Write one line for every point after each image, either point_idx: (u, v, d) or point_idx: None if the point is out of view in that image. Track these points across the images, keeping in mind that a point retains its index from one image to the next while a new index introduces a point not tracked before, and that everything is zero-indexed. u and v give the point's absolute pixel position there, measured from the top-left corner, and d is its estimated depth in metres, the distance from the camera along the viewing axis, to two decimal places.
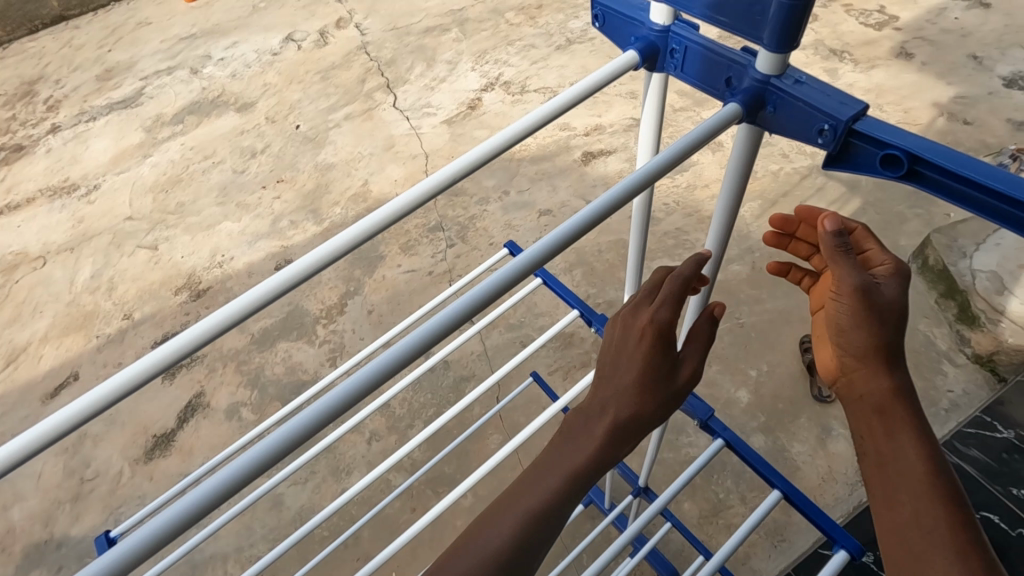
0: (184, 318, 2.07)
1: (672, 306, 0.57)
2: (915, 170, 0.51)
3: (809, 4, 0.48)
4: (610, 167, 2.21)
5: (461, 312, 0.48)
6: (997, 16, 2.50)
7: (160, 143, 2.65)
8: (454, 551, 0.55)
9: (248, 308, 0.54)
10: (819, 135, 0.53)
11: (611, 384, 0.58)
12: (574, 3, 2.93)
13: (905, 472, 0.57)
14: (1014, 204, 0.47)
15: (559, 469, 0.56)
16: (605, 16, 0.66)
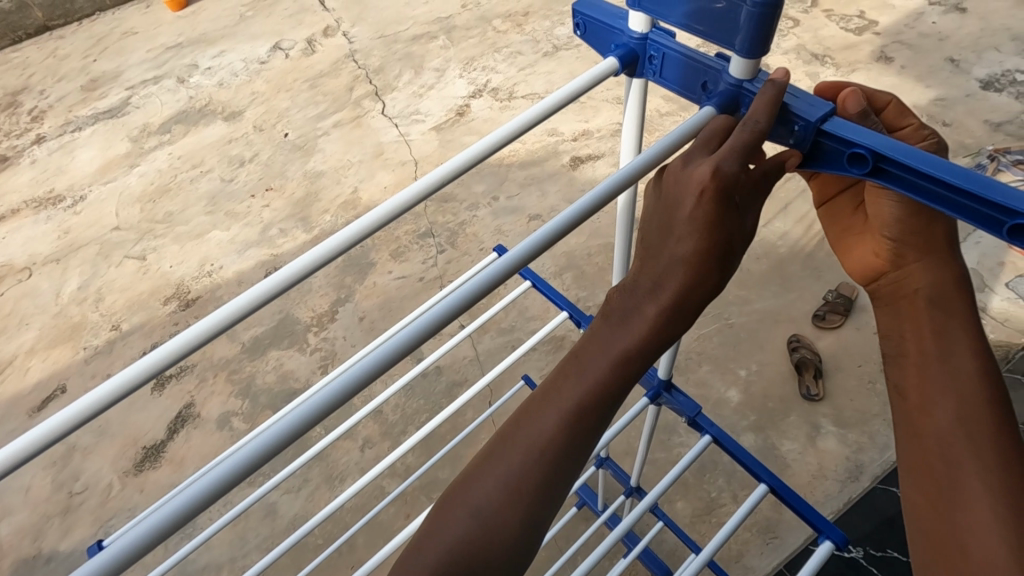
0: (173, 328, 2.06)
1: (732, 159, 0.50)
2: (880, 169, 0.52)
3: (777, 12, 0.50)
4: (598, 172, 2.24)
5: (449, 310, 0.49)
6: (973, 20, 2.56)
7: (147, 153, 2.63)
8: (502, 441, 0.53)
9: (237, 313, 0.56)
10: (790, 135, 0.55)
11: (664, 254, 0.52)
12: (560, 9, 2.95)
13: (956, 370, 0.67)
14: (977, 200, 0.47)
15: (609, 349, 0.52)
16: (586, 24, 0.67)
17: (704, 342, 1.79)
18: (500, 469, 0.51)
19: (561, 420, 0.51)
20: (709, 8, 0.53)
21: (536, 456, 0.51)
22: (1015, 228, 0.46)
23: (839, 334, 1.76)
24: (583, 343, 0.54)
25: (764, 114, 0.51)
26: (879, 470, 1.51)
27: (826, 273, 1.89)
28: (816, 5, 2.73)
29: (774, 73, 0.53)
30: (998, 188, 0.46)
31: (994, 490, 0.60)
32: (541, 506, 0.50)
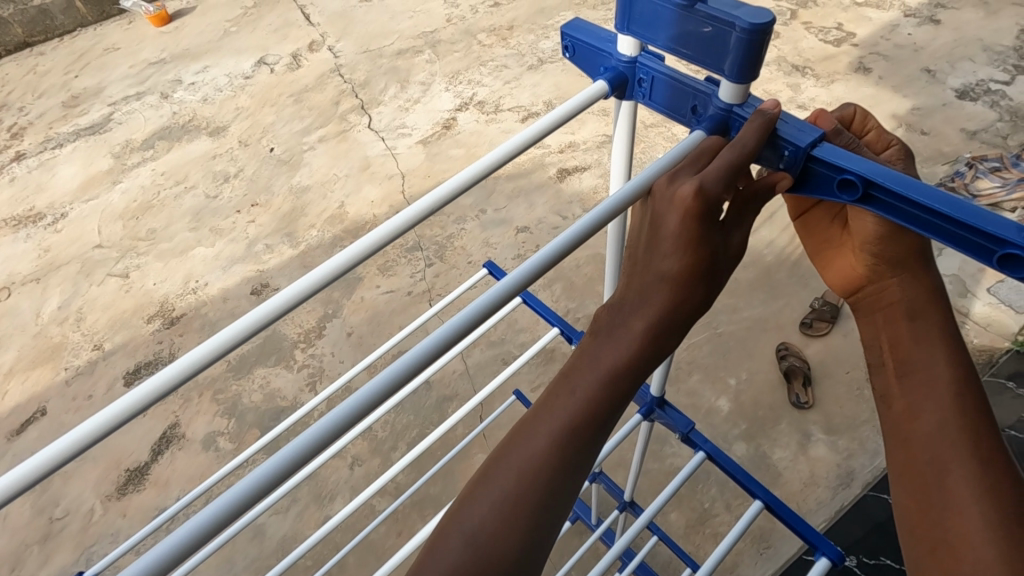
0: (156, 347, 2.03)
1: (715, 180, 0.50)
2: (869, 195, 0.52)
3: (766, 38, 0.51)
4: (585, 184, 2.25)
5: (450, 334, 0.48)
6: (946, 31, 2.62)
7: (129, 170, 2.60)
8: (493, 462, 0.52)
9: (231, 341, 0.51)
10: (779, 160, 0.56)
11: (650, 269, 0.52)
12: (544, 23, 2.98)
13: (936, 375, 0.67)
14: (966, 228, 0.47)
15: (600, 367, 0.52)
16: (575, 47, 0.67)
17: (694, 352, 1.79)
18: (493, 491, 0.50)
19: (553, 438, 0.51)
20: (698, 32, 0.53)
21: (529, 475, 0.50)
22: (1005, 256, 0.46)
23: (826, 341, 1.78)
24: (572, 361, 0.53)
25: (753, 139, 0.52)
26: (869, 476, 1.52)
27: (812, 281, 1.91)
28: (795, 17, 2.78)
29: (765, 103, 0.54)
30: (987, 218, 0.46)
31: (977, 494, 0.60)
32: (536, 526, 0.49)
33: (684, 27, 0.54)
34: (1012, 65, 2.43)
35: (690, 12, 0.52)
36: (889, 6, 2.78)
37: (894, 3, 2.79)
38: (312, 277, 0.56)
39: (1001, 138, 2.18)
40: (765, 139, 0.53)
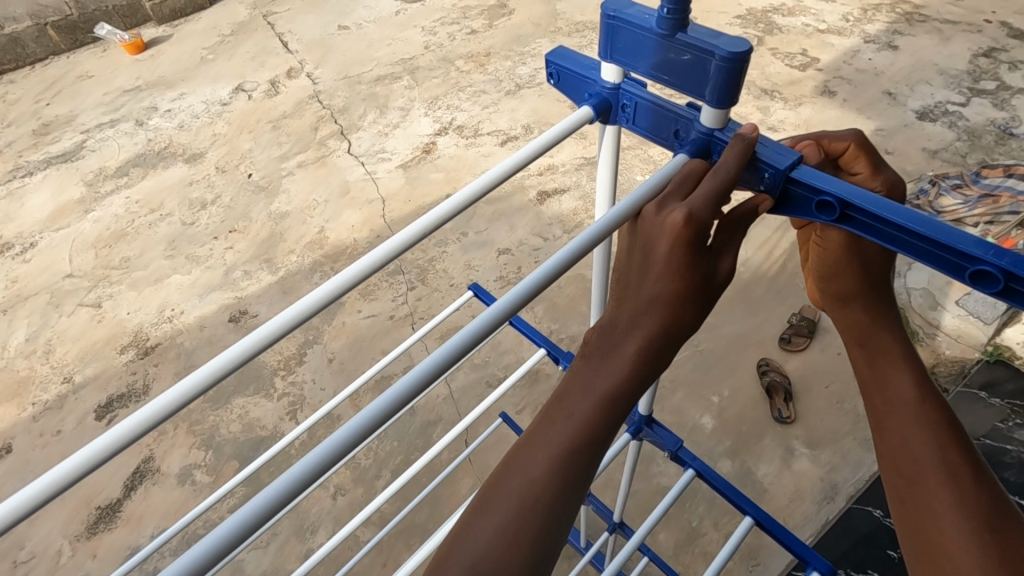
0: (130, 378, 1.97)
1: (704, 205, 0.50)
2: (846, 215, 0.54)
3: (745, 67, 0.53)
4: (564, 206, 2.28)
5: (449, 355, 0.46)
6: (904, 56, 2.75)
7: (102, 198, 2.56)
8: (491, 488, 0.52)
9: (221, 370, 0.48)
10: (759, 182, 0.57)
11: (638, 294, 0.52)
12: (520, 50, 3.04)
13: (899, 390, 0.68)
14: (939, 245, 0.49)
15: (594, 392, 0.52)
16: (560, 73, 0.69)
17: (677, 370, 1.81)
18: (492, 518, 0.49)
19: (550, 462, 0.50)
20: (679, 61, 0.55)
21: (528, 500, 0.50)
22: (976, 272, 0.48)
23: (805, 356, 1.81)
24: (564, 384, 0.54)
25: (734, 163, 0.53)
26: (853, 489, 1.53)
27: (789, 296, 1.94)
28: (762, 44, 2.90)
29: (743, 127, 0.55)
30: (956, 237, 0.48)
31: (950, 504, 0.60)
32: (541, 552, 0.49)
33: (666, 55, 0.56)
34: (967, 87, 2.55)
35: (672, 42, 0.54)
36: (849, 33, 2.91)
37: (854, 30, 2.92)
38: (304, 302, 0.53)
39: (961, 157, 2.28)
40: (746, 162, 0.54)
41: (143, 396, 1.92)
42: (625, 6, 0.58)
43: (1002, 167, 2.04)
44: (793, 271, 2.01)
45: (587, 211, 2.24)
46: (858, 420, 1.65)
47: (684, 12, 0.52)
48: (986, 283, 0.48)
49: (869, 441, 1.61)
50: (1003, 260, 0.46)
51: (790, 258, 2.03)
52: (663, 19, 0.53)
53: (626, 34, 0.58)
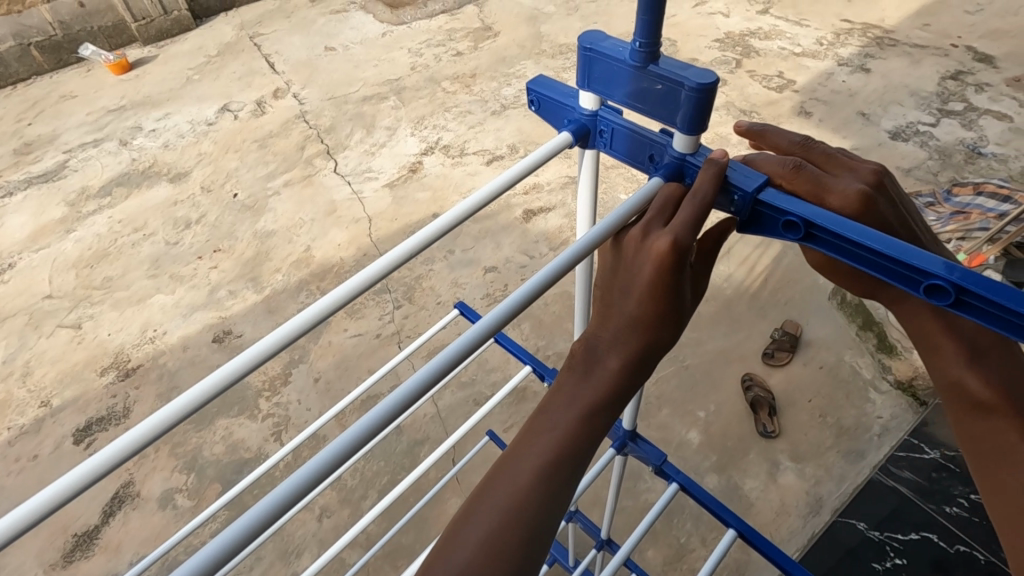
0: (110, 401, 1.93)
1: (686, 230, 0.52)
2: (811, 234, 0.56)
3: (713, 96, 0.55)
4: (550, 224, 2.30)
5: (440, 367, 0.46)
6: (876, 78, 2.84)
7: (85, 217, 2.53)
8: (476, 496, 0.52)
9: (201, 398, 0.46)
10: (730, 204, 0.59)
11: (621, 312, 0.55)
12: (505, 71, 3.09)
13: (951, 380, 0.62)
14: (900, 263, 0.51)
15: (578, 404, 0.54)
16: (540, 100, 0.71)
17: (663, 386, 1.82)
18: (477, 525, 0.50)
19: (536, 470, 0.52)
20: (652, 90, 0.58)
21: (515, 509, 0.50)
22: (929, 287, 0.50)
23: (788, 370, 1.83)
24: (550, 396, 0.55)
25: (708, 188, 0.54)
26: (838, 503, 1.54)
27: (770, 312, 1.98)
28: (740, 66, 2.98)
29: (713, 152, 0.57)
30: (912, 254, 0.50)
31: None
32: (524, 561, 0.49)
33: (639, 84, 0.58)
34: (937, 108, 2.65)
35: (645, 72, 0.57)
36: (823, 56, 3.00)
37: (828, 53, 3.02)
38: (288, 326, 0.52)
39: (933, 175, 2.35)
40: (718, 186, 0.56)
41: (124, 419, 1.88)
42: (600, 39, 0.60)
43: (972, 185, 2.13)
44: (774, 287, 2.04)
45: (573, 229, 2.27)
46: (840, 433, 1.67)
47: (655, 44, 0.55)
48: (938, 297, 0.50)
49: (852, 454, 1.63)
50: (953, 275, 0.48)
51: (772, 274, 2.07)
52: (636, 51, 0.56)
53: (602, 64, 0.60)
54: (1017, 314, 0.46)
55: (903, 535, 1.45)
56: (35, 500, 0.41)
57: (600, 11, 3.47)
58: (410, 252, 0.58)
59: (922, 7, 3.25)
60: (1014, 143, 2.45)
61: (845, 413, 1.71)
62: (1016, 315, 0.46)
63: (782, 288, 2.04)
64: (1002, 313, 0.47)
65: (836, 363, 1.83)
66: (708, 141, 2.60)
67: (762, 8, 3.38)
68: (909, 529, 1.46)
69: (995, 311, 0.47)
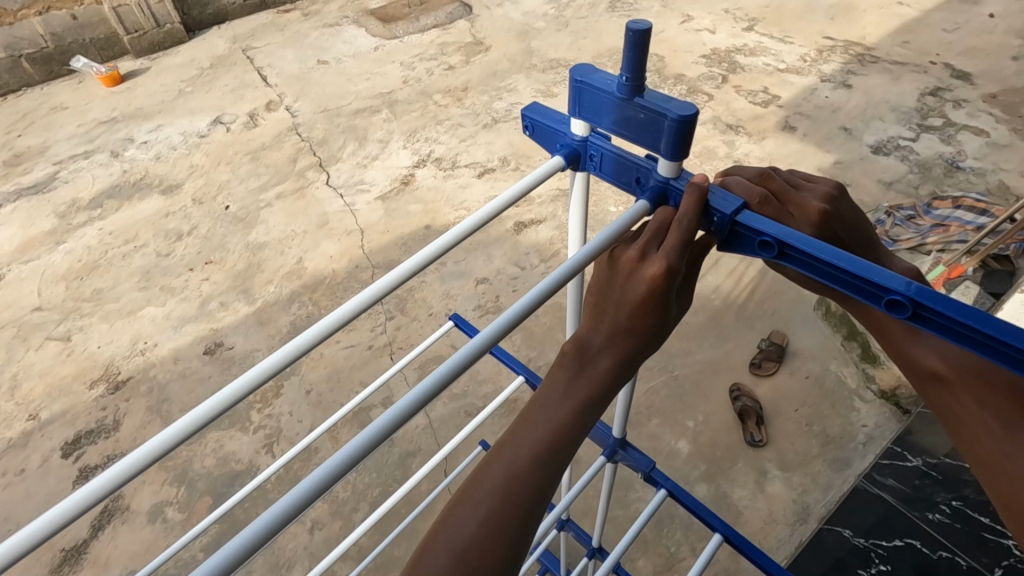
0: (99, 414, 1.92)
1: (676, 255, 0.55)
2: (784, 253, 0.58)
3: (694, 125, 0.58)
4: (541, 235, 2.33)
5: (449, 371, 0.49)
6: (858, 94, 2.92)
7: (74, 229, 2.53)
8: (471, 481, 0.54)
9: (204, 419, 0.49)
10: (710, 225, 0.61)
11: (612, 322, 0.58)
12: (497, 85, 3.13)
13: (909, 358, 0.70)
14: (868, 282, 0.53)
15: (566, 405, 0.57)
16: (534, 126, 0.74)
17: (653, 396, 1.84)
18: (473, 510, 0.52)
19: (529, 459, 0.54)
20: (637, 118, 0.61)
21: (508, 496, 0.53)
22: (889, 301, 0.52)
23: (775, 380, 1.86)
24: (542, 391, 0.58)
25: (692, 212, 0.57)
26: (824, 511, 1.56)
27: (757, 323, 2.01)
28: (726, 81, 3.04)
29: (695, 178, 0.59)
30: (873, 270, 0.53)
31: (989, 445, 0.62)
32: (510, 553, 0.52)
33: (625, 113, 0.61)
34: (917, 124, 2.72)
35: (631, 103, 0.60)
36: (807, 72, 3.08)
37: (811, 69, 3.10)
38: (288, 348, 0.54)
39: (913, 189, 2.41)
40: (699, 211, 0.58)
41: (113, 432, 1.87)
42: (590, 72, 0.64)
43: (951, 198, 2.19)
44: (761, 297, 2.08)
45: (564, 241, 2.30)
46: (826, 441, 1.70)
47: (640, 78, 0.58)
48: (898, 310, 0.52)
49: (838, 462, 1.65)
50: (910, 290, 0.51)
51: (758, 285, 2.11)
52: (623, 84, 0.59)
53: (590, 95, 0.63)
54: (974, 328, 0.49)
55: (888, 542, 1.47)
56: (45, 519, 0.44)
57: (589, 27, 3.53)
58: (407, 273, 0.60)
59: (901, 25, 3.35)
60: (991, 157, 2.52)
61: (831, 422, 1.74)
62: (975, 330, 0.49)
63: (768, 300, 2.07)
64: (958, 326, 0.50)
65: (821, 373, 1.86)
66: (696, 154, 2.65)
67: (747, 25, 3.46)
68: (893, 535, 1.48)
69: (952, 324, 0.50)
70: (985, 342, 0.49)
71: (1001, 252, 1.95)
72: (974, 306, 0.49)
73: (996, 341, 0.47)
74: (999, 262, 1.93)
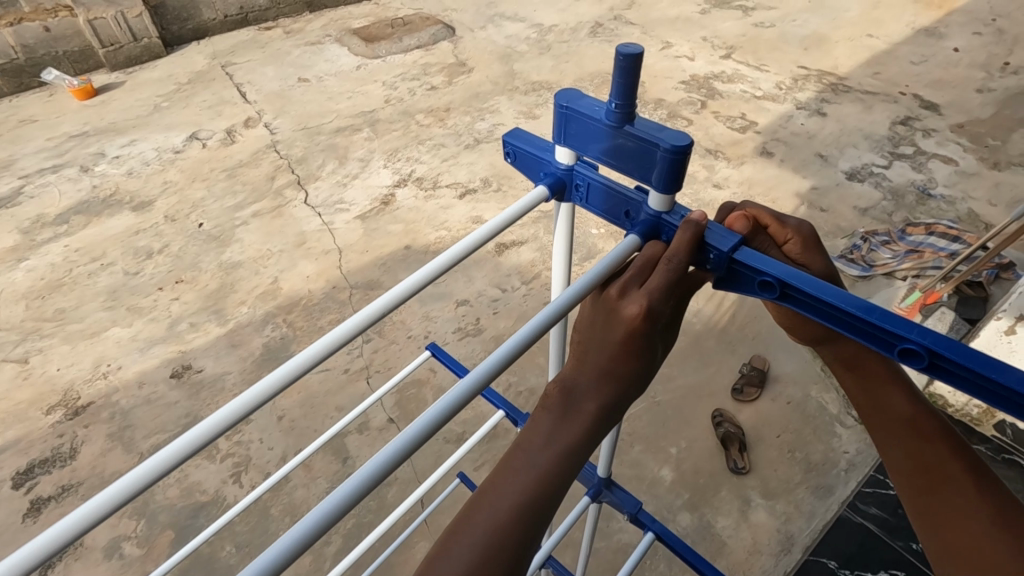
0: (55, 441, 1.82)
1: (659, 297, 0.54)
2: (786, 293, 0.58)
3: (687, 158, 0.57)
4: (522, 257, 2.31)
5: (432, 422, 0.49)
6: (832, 121, 2.99)
7: (39, 246, 2.43)
8: (453, 530, 0.51)
9: (188, 448, 0.52)
10: (706, 262, 0.60)
11: (596, 362, 0.56)
12: (479, 106, 3.14)
13: (892, 410, 0.74)
14: (878, 326, 0.53)
15: (551, 447, 0.53)
16: (516, 153, 0.73)
17: (635, 422, 1.82)
18: (452, 561, 0.49)
19: (510, 510, 0.51)
20: (627, 147, 0.60)
21: (491, 548, 0.49)
22: (903, 350, 0.52)
23: (757, 405, 1.85)
24: (525, 434, 0.55)
25: (683, 252, 0.56)
26: (808, 541, 1.55)
27: (738, 347, 2.01)
28: (705, 107, 3.09)
29: (692, 214, 0.59)
30: (888, 318, 0.52)
31: (964, 512, 0.68)
32: None
33: (614, 142, 0.60)
34: (889, 151, 2.79)
35: (620, 131, 0.59)
36: (783, 99, 3.15)
37: (787, 97, 3.17)
38: (263, 385, 0.56)
39: (887, 215, 2.46)
40: (692, 250, 0.57)
41: (70, 461, 1.78)
42: (576, 98, 0.63)
43: (924, 225, 2.23)
44: (741, 321, 2.08)
45: (545, 263, 2.28)
46: (809, 468, 1.69)
47: (631, 106, 0.57)
48: (913, 360, 0.52)
49: (820, 489, 1.64)
50: (926, 340, 0.51)
51: (739, 309, 2.12)
52: (612, 111, 0.58)
53: (578, 122, 0.62)
54: (986, 378, 0.49)
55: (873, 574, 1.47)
56: (22, 553, 0.44)
57: (571, 52, 3.57)
58: (386, 307, 0.65)
59: (871, 57, 3.46)
60: (961, 185, 2.59)
61: (813, 448, 1.73)
62: (987, 379, 0.49)
63: (748, 324, 2.07)
64: (973, 377, 0.50)
65: (802, 399, 1.85)
66: None
67: (725, 53, 3.54)
68: (878, 566, 1.48)
69: (966, 374, 0.50)
70: (1000, 394, 0.49)
71: (974, 279, 2.00)
72: (990, 356, 0.49)
73: (1010, 392, 0.48)
74: (972, 288, 1.98)
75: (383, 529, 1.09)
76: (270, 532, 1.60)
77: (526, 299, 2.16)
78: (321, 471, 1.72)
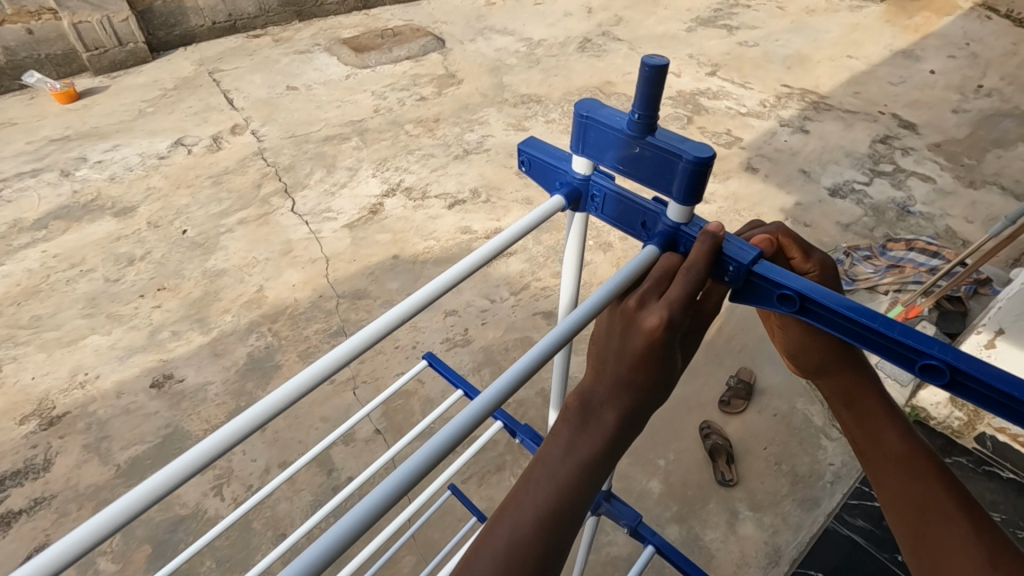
0: (29, 452, 1.76)
1: (679, 308, 0.53)
2: (806, 307, 0.59)
3: (708, 169, 0.58)
4: (511, 268, 2.31)
5: (449, 438, 0.49)
6: (815, 139, 3.05)
7: (15, 252, 2.37)
8: (481, 541, 0.54)
9: (188, 469, 0.51)
10: (724, 274, 0.61)
11: (614, 373, 0.56)
12: (468, 117, 3.15)
13: (886, 442, 0.78)
14: (897, 343, 0.54)
15: (573, 458, 0.55)
16: (531, 161, 0.74)
17: None
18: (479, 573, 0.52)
19: (531, 522, 0.53)
20: (646, 157, 0.60)
21: (513, 561, 0.52)
22: (924, 365, 0.53)
23: (743, 418, 1.86)
24: (545, 447, 0.57)
25: (702, 262, 0.56)
26: (795, 553, 1.55)
27: (726, 359, 2.03)
28: (691, 122, 3.14)
29: (708, 225, 0.59)
30: (909, 334, 0.53)
31: (951, 545, 0.70)
32: None
33: (633, 151, 0.61)
34: (869, 168, 2.85)
35: (641, 141, 0.59)
36: (767, 116, 3.21)
37: (771, 114, 3.23)
38: (260, 407, 0.56)
39: (869, 231, 2.51)
40: (710, 260, 0.57)
41: (43, 473, 1.72)
42: (596, 108, 0.63)
43: (904, 241, 2.28)
44: (728, 334, 2.11)
45: (534, 274, 2.28)
46: (795, 481, 1.70)
47: (652, 117, 0.58)
48: (933, 375, 0.53)
49: (807, 501, 1.65)
50: (947, 355, 0.52)
51: (725, 322, 2.14)
52: (634, 121, 0.59)
53: (597, 131, 0.63)
54: (1005, 394, 0.50)
55: None
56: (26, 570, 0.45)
57: (560, 66, 3.62)
58: (387, 328, 0.65)
59: (851, 77, 3.55)
60: (939, 203, 2.66)
61: (799, 460, 1.74)
62: (1003, 393, 0.50)
63: (735, 337, 2.10)
64: (992, 393, 0.51)
65: (788, 411, 1.87)
66: None
67: (710, 70, 3.61)
68: None
69: (985, 390, 0.51)
70: (1015, 408, 0.50)
71: (954, 294, 2.05)
72: (1008, 372, 0.50)
73: None
74: (952, 303, 2.02)
75: (375, 544, 1.06)
76: (252, 547, 1.57)
77: (514, 310, 2.15)
78: (306, 484, 1.68)
